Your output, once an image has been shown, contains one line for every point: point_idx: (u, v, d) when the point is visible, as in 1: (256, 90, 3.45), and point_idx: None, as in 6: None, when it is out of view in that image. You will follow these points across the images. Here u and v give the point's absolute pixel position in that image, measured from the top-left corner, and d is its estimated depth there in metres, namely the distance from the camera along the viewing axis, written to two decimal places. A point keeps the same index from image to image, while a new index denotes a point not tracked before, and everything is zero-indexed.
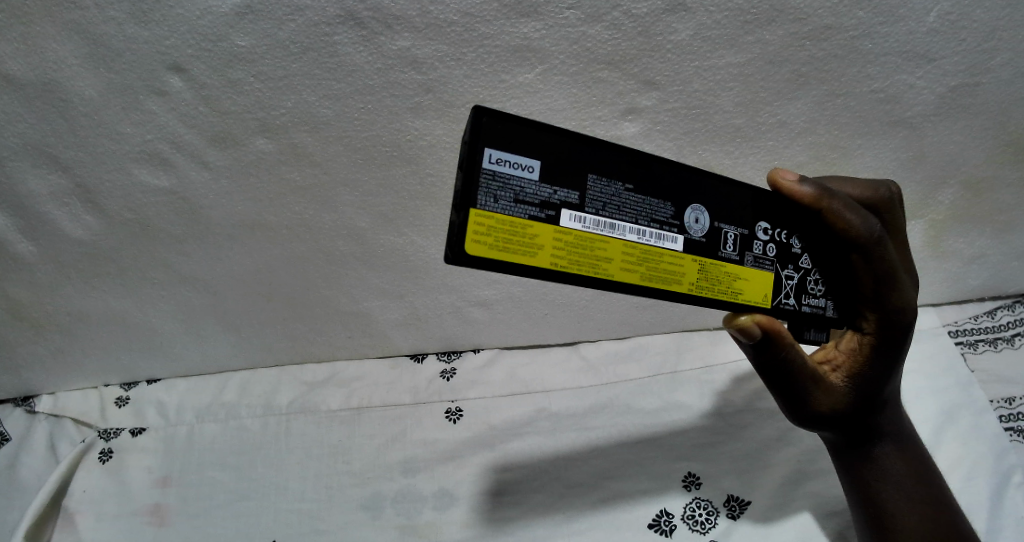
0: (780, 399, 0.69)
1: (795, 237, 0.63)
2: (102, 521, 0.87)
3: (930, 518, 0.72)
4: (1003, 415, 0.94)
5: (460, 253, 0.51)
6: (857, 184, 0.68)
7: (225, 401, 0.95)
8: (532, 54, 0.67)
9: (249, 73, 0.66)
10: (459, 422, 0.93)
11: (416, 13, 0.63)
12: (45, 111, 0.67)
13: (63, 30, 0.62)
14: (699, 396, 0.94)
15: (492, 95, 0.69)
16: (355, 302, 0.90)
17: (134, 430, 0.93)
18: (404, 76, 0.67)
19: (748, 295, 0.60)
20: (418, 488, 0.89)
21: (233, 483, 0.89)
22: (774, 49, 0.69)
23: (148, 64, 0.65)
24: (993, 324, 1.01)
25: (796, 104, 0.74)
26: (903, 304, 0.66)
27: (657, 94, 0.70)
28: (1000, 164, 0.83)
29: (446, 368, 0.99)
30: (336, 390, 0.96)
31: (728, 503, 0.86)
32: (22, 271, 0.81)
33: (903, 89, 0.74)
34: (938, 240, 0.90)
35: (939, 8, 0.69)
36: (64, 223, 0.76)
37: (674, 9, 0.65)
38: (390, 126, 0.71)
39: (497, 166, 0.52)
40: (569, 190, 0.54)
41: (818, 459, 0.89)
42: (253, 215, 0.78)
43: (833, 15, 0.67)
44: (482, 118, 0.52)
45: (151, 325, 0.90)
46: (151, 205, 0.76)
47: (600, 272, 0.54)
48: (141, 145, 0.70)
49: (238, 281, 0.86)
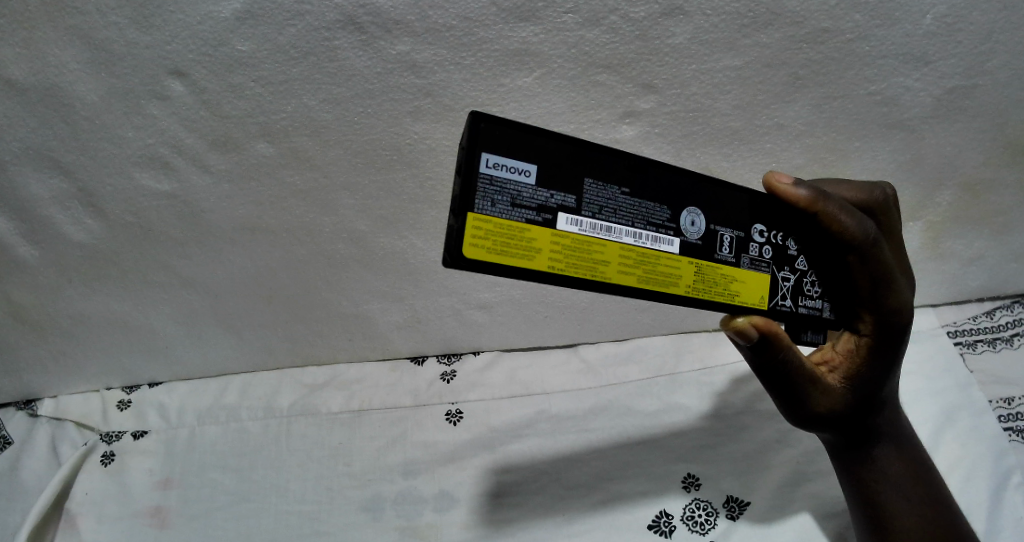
0: (778, 401, 0.69)
1: (791, 239, 0.63)
2: (104, 523, 0.88)
3: (929, 518, 0.72)
4: (1003, 416, 0.93)
5: (458, 257, 0.51)
6: (852, 187, 0.69)
7: (225, 403, 0.96)
8: (531, 58, 0.67)
9: (250, 77, 0.66)
10: (459, 424, 0.93)
11: (415, 17, 0.64)
12: (46, 116, 0.68)
13: (65, 35, 0.63)
14: (699, 397, 0.95)
15: (492, 99, 0.70)
16: (356, 304, 0.90)
17: (135, 433, 0.94)
18: (404, 80, 0.67)
19: (745, 297, 0.61)
20: (419, 489, 0.89)
21: (234, 484, 0.90)
22: (772, 52, 0.69)
23: (150, 68, 0.65)
24: (992, 325, 1.01)
25: (794, 107, 0.74)
26: (899, 304, 0.67)
27: (655, 97, 0.71)
28: (998, 166, 0.83)
29: (446, 371, 0.99)
30: (336, 392, 0.96)
31: (727, 504, 0.87)
32: (24, 274, 0.81)
33: (901, 92, 0.74)
34: (936, 242, 0.91)
35: (935, 10, 0.69)
36: (66, 227, 0.77)
37: (671, 13, 0.65)
38: (390, 130, 0.71)
39: (494, 171, 0.52)
40: (566, 194, 0.54)
41: (817, 460, 0.89)
42: (253, 218, 0.79)
43: (829, 18, 0.68)
44: (479, 123, 0.52)
45: (152, 327, 0.90)
46: (152, 208, 0.76)
47: (596, 275, 0.55)
48: (143, 149, 0.71)
49: (239, 284, 0.86)
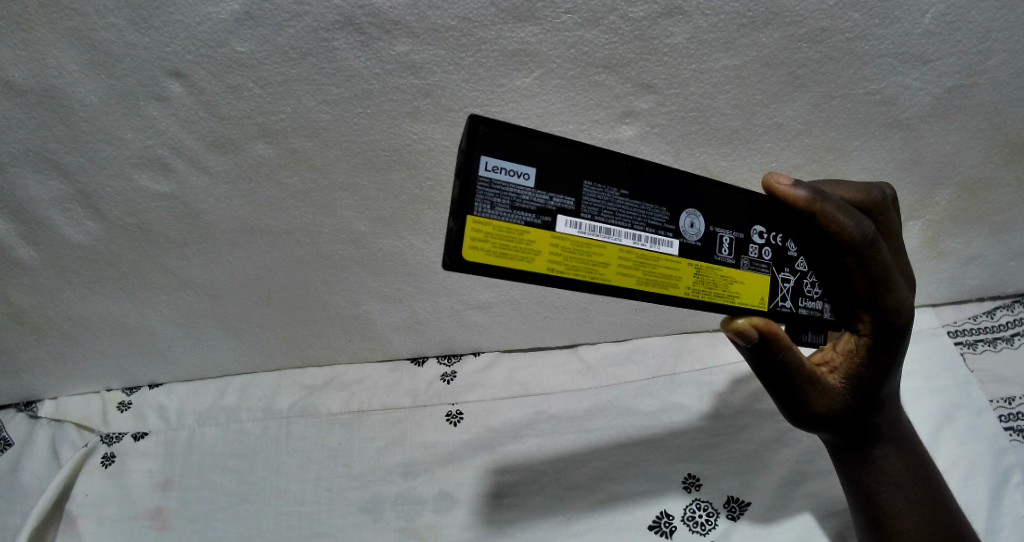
0: (778, 402, 0.69)
1: (790, 240, 0.63)
2: (104, 525, 0.88)
3: (930, 519, 0.72)
4: (1004, 415, 0.94)
5: (457, 260, 0.51)
6: (850, 187, 0.69)
7: (225, 405, 0.96)
8: (530, 58, 0.67)
9: (248, 78, 0.66)
10: (459, 425, 0.93)
11: (414, 18, 0.64)
12: (45, 118, 0.68)
13: (63, 37, 0.63)
14: (699, 397, 0.95)
15: (490, 100, 0.70)
16: (355, 305, 0.90)
17: (134, 434, 0.94)
18: (402, 81, 0.67)
19: (744, 298, 0.61)
20: (418, 491, 0.89)
21: (234, 486, 0.90)
22: (770, 52, 0.69)
23: (149, 69, 0.65)
24: (992, 324, 1.01)
25: (793, 106, 0.74)
26: (899, 304, 0.67)
27: (654, 97, 0.71)
28: (997, 165, 0.83)
29: (446, 372, 0.99)
30: (336, 393, 0.96)
31: (727, 504, 0.87)
32: (23, 276, 0.81)
33: (900, 91, 0.74)
34: (936, 241, 0.91)
35: (934, 10, 0.69)
36: (64, 229, 0.77)
37: (669, 13, 0.65)
38: (390, 130, 0.71)
39: (493, 174, 0.52)
40: (565, 196, 0.54)
41: (817, 459, 0.89)
42: (252, 219, 0.78)
43: (827, 18, 0.68)
44: (478, 126, 0.52)
45: (152, 329, 0.90)
46: (152, 210, 0.76)
47: (595, 277, 0.55)
48: (142, 150, 0.71)
49: (238, 285, 0.86)
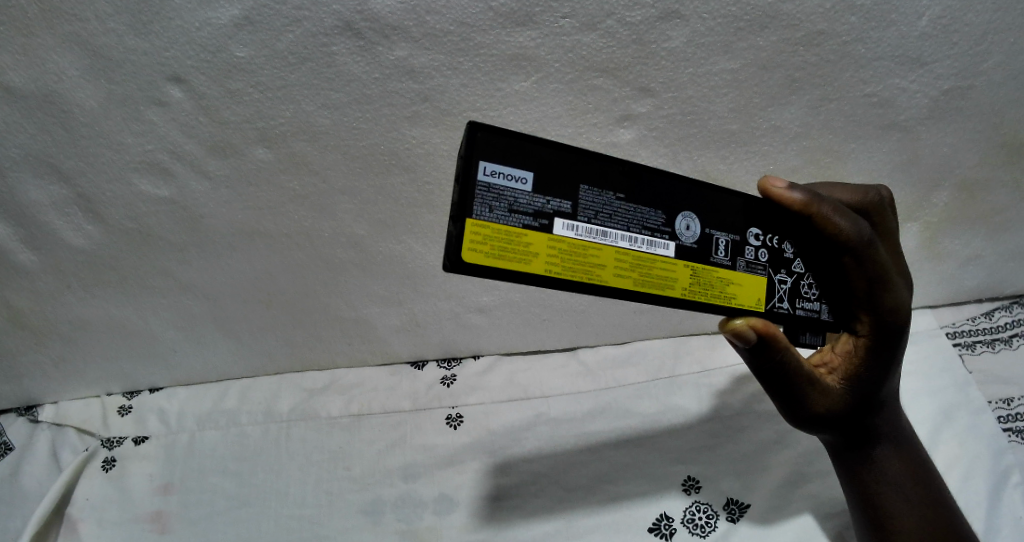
0: (778, 402, 0.69)
1: (787, 241, 0.63)
2: (105, 528, 0.88)
3: (930, 519, 0.73)
4: (1002, 416, 0.93)
5: (457, 261, 0.51)
6: (847, 189, 0.69)
7: (225, 408, 0.96)
8: (528, 62, 0.67)
9: (247, 83, 0.66)
10: (459, 428, 0.94)
11: (413, 23, 0.64)
12: (45, 121, 0.68)
13: (64, 41, 0.63)
14: (698, 399, 0.95)
15: (487, 104, 0.70)
16: (355, 308, 0.90)
17: (135, 438, 0.94)
18: (402, 85, 0.68)
19: (741, 299, 0.61)
20: (419, 493, 0.89)
21: (235, 489, 0.90)
22: (767, 55, 0.70)
23: (149, 74, 0.66)
24: (990, 325, 1.01)
25: (791, 109, 0.74)
26: (897, 304, 0.67)
27: (652, 101, 0.71)
28: (995, 166, 0.84)
29: (446, 375, 0.99)
30: (336, 396, 0.97)
31: (727, 506, 0.87)
32: (23, 280, 0.81)
33: (896, 93, 0.75)
34: (934, 241, 0.91)
35: (930, 12, 0.69)
36: (65, 233, 0.77)
37: (667, 17, 0.65)
38: (389, 134, 0.71)
39: (492, 179, 0.52)
40: (562, 199, 0.54)
41: (816, 460, 0.89)
42: (252, 223, 0.79)
43: (824, 21, 0.68)
44: (477, 132, 0.53)
45: (152, 332, 0.90)
46: (152, 214, 0.76)
47: (594, 278, 0.55)
48: (143, 155, 0.71)
49: (239, 288, 0.86)
